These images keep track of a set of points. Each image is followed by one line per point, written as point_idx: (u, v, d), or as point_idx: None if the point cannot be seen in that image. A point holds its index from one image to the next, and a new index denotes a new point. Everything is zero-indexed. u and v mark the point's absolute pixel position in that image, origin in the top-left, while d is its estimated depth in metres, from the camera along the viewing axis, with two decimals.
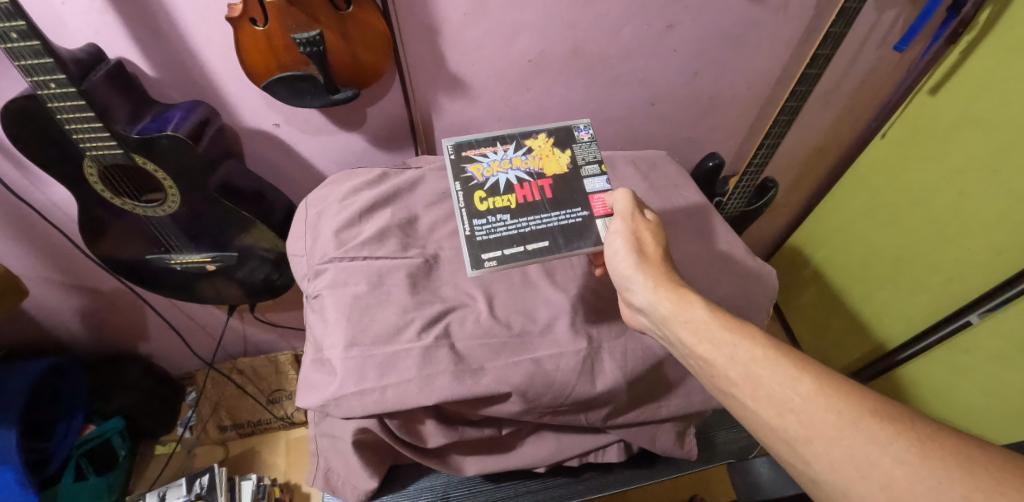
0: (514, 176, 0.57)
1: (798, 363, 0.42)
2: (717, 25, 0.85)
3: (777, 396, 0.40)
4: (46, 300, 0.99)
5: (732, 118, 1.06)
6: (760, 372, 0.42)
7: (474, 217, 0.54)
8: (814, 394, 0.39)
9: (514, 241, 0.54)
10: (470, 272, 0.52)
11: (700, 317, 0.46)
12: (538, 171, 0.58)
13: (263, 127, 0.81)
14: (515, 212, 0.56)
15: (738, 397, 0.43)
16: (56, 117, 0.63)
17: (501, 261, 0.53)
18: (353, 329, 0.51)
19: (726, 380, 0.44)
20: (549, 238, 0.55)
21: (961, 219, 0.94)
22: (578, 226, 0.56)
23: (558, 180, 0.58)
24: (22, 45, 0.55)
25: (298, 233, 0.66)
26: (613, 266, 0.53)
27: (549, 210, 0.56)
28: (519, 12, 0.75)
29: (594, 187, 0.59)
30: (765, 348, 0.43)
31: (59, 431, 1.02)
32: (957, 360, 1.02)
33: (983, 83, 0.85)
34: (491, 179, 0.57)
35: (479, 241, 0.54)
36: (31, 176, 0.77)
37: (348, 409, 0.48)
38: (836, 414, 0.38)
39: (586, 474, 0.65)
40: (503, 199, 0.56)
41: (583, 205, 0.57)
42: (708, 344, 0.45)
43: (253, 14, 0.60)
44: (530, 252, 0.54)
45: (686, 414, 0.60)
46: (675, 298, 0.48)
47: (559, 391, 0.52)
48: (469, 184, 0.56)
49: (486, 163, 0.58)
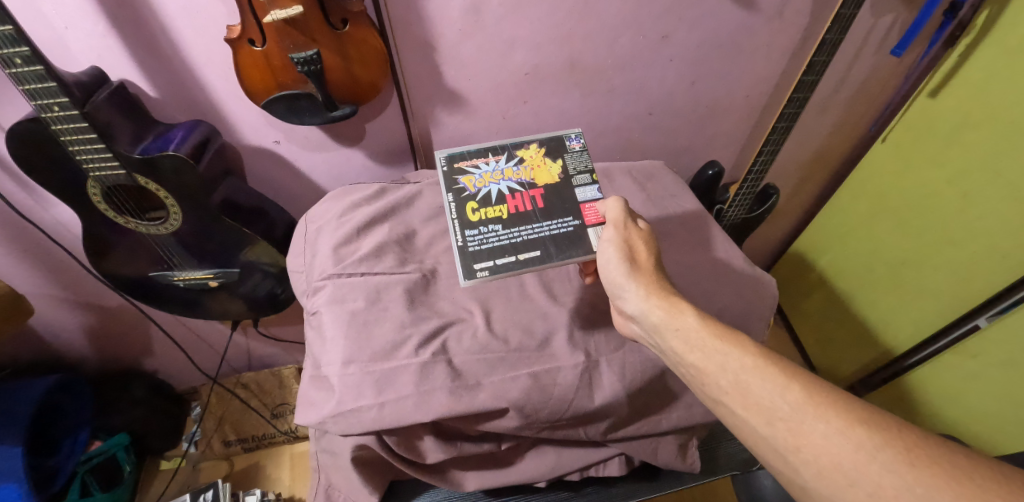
0: (506, 186, 0.58)
1: (788, 371, 0.41)
2: (712, 35, 0.86)
3: (766, 405, 0.40)
4: (52, 318, 1.00)
5: (731, 126, 1.05)
6: (750, 380, 0.41)
7: (466, 228, 0.54)
8: (804, 402, 0.39)
9: (506, 251, 0.54)
10: (461, 284, 0.53)
11: (692, 326, 0.46)
12: (530, 182, 0.58)
13: (264, 145, 0.82)
14: (507, 223, 0.56)
15: (728, 405, 0.43)
16: (60, 139, 0.64)
17: (494, 271, 0.53)
18: (349, 345, 0.52)
19: (717, 388, 0.43)
20: (543, 247, 0.55)
21: (965, 222, 0.94)
22: (571, 235, 0.56)
23: (550, 190, 0.58)
24: (26, 70, 0.56)
25: (296, 249, 0.67)
26: (606, 272, 0.53)
27: (540, 220, 0.56)
28: (514, 26, 0.76)
29: (586, 196, 0.59)
30: (756, 357, 0.42)
31: (66, 446, 1.03)
32: (963, 364, 1.01)
33: (983, 85, 0.85)
34: (483, 189, 0.57)
35: (472, 251, 0.54)
36: (36, 195, 0.78)
37: (346, 426, 0.47)
38: (824, 422, 0.37)
39: (588, 489, 0.64)
40: (495, 211, 0.56)
41: (574, 215, 0.57)
42: (700, 353, 0.45)
43: (252, 35, 0.61)
44: (521, 262, 0.54)
45: (688, 426, 0.59)
46: (667, 307, 0.48)
47: (557, 405, 0.51)
48: (462, 196, 0.56)
49: (479, 175, 0.58)
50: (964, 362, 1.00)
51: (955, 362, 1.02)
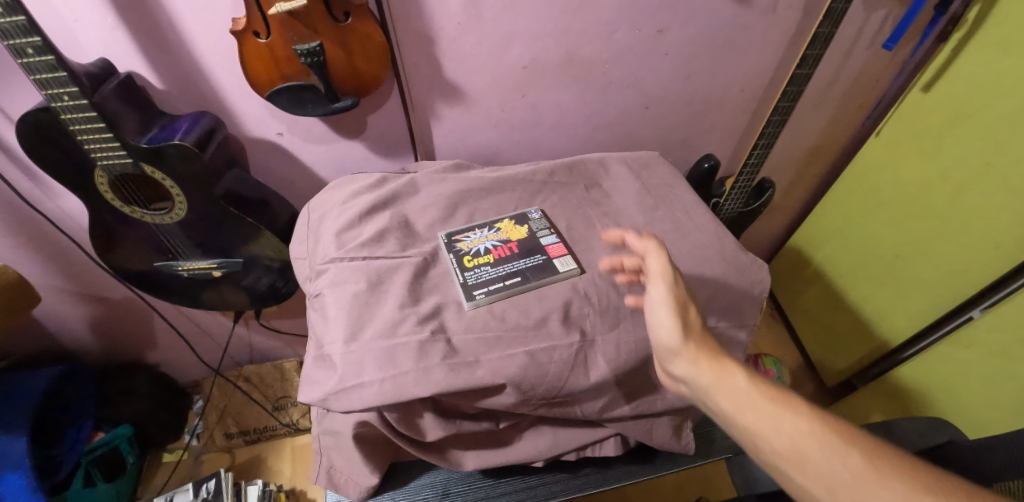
0: (489, 243, 0.64)
1: (846, 437, 0.38)
2: (706, 29, 0.88)
3: (825, 474, 0.37)
4: (58, 309, 1.02)
5: (726, 120, 1.07)
6: (805, 447, 0.38)
7: (464, 270, 0.59)
8: (868, 472, 0.35)
9: (496, 280, 0.59)
10: (464, 308, 0.56)
11: (742, 388, 0.43)
12: (506, 238, 0.64)
13: (267, 136, 0.84)
14: (493, 264, 0.61)
15: (786, 475, 0.39)
16: (69, 128, 0.65)
17: (491, 295, 0.57)
18: (351, 325, 0.53)
19: (771, 455, 0.40)
20: (522, 274, 0.59)
21: (958, 214, 0.95)
22: (542, 264, 0.61)
23: (521, 238, 0.64)
24: (38, 60, 0.58)
25: (300, 237, 0.68)
26: (655, 341, 0.49)
27: (517, 259, 0.62)
28: (513, 20, 0.78)
29: (550, 238, 0.65)
30: (811, 421, 0.39)
31: (70, 438, 1.05)
32: (943, 359, 1.02)
33: (974, 79, 0.87)
34: (474, 247, 0.63)
35: (471, 283, 0.58)
36: (44, 186, 0.80)
37: (348, 402, 0.48)
38: (895, 496, 0.34)
39: (585, 470, 0.66)
40: (482, 258, 0.61)
41: (542, 251, 0.62)
42: (750, 417, 0.42)
43: (257, 27, 0.63)
44: (508, 286, 0.58)
45: (682, 406, 0.60)
46: (717, 370, 0.45)
47: (553, 383, 0.52)
48: (458, 252, 0.62)
49: (469, 239, 0.64)
50: (946, 359, 1.01)
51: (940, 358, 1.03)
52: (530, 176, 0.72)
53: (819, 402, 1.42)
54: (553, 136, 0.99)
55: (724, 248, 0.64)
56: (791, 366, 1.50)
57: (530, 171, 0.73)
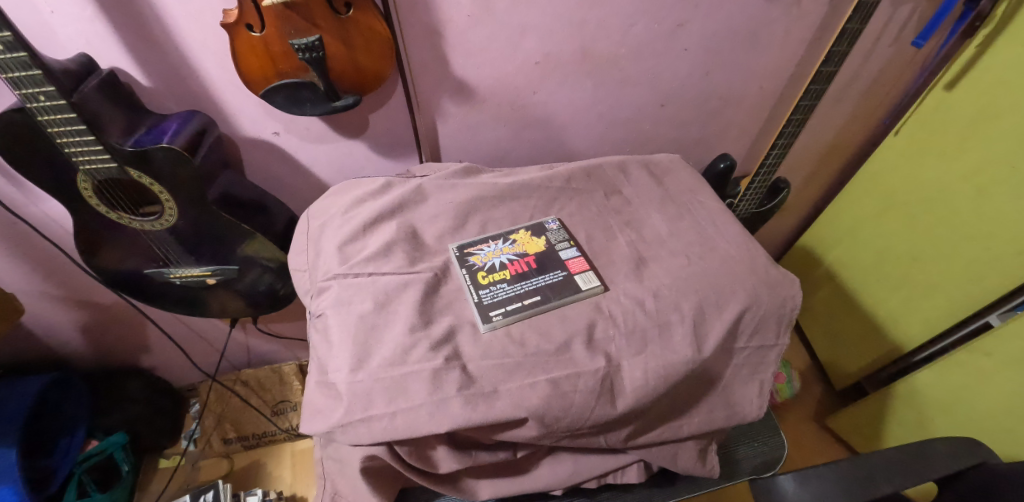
0: (505, 258, 0.59)
1: None
2: (729, 23, 0.83)
3: None
4: (44, 315, 0.97)
5: (744, 118, 1.02)
6: None
7: (480, 288, 0.55)
8: None
9: (514, 299, 0.55)
10: (481, 331, 0.52)
11: None
12: (522, 251, 0.60)
13: (263, 137, 0.79)
14: (509, 281, 0.57)
15: None
16: (47, 130, 0.60)
17: (508, 316, 0.53)
18: (357, 351, 0.49)
19: None
20: (542, 293, 0.55)
21: (980, 219, 0.91)
22: (563, 282, 0.57)
23: (539, 254, 0.60)
24: (9, 57, 0.53)
25: (299, 247, 0.64)
26: None
27: (535, 275, 0.57)
28: (525, 12, 0.72)
29: (570, 253, 0.60)
30: None
31: (62, 447, 1.01)
32: (953, 366, 0.98)
33: (1002, 79, 0.82)
34: (489, 263, 0.59)
35: (486, 303, 0.54)
36: (24, 189, 0.74)
37: (356, 436, 0.45)
38: None
39: (603, 494, 0.62)
40: (498, 274, 0.57)
41: (562, 268, 0.58)
42: None
43: (251, 19, 0.58)
44: (527, 306, 0.54)
45: (709, 431, 0.56)
46: None
47: (578, 414, 0.48)
48: (471, 267, 0.57)
49: (484, 253, 0.60)
50: (955, 367, 0.98)
51: (950, 366, 0.99)
52: (545, 183, 0.68)
53: (829, 405, 1.40)
54: (565, 136, 0.94)
55: (754, 262, 0.60)
56: (800, 368, 1.48)
57: (545, 177, 0.68)
